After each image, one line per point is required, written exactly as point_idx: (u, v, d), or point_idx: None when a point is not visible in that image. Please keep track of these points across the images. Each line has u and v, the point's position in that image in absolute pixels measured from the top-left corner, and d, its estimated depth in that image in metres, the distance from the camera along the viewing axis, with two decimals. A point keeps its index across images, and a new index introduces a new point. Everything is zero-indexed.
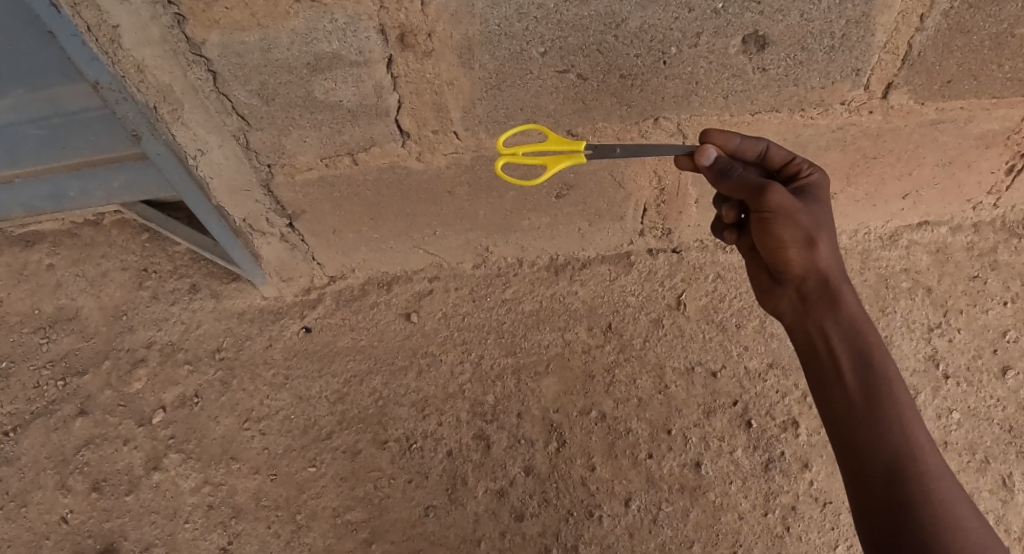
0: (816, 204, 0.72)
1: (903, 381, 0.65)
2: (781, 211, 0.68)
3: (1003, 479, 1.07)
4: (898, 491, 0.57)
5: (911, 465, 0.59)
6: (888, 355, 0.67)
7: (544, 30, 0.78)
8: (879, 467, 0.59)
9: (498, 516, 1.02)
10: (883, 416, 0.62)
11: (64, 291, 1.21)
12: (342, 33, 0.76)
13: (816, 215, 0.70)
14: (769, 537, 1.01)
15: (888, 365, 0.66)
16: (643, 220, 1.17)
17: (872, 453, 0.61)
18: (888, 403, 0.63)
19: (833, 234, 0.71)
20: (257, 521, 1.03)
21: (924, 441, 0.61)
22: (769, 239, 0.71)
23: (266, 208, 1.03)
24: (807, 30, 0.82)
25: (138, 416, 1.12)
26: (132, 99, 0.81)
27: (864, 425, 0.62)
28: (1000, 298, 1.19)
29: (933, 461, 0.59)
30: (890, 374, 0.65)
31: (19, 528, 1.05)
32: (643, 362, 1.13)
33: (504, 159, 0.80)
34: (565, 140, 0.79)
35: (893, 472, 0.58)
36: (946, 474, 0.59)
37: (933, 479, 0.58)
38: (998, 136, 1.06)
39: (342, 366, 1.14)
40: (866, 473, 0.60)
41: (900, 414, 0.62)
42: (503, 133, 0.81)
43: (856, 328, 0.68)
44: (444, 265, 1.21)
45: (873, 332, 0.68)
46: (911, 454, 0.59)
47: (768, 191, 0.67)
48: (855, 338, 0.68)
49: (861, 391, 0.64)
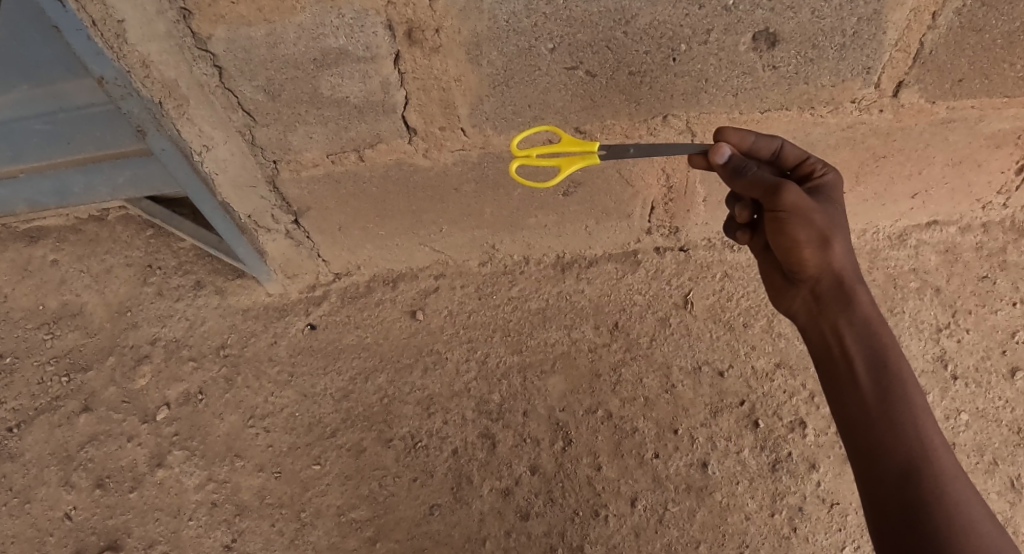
0: (831, 204, 0.72)
1: (918, 382, 0.64)
2: (796, 211, 0.67)
3: (1011, 481, 1.06)
4: (912, 492, 0.56)
5: (925, 467, 0.58)
6: (903, 355, 0.66)
7: (552, 26, 0.78)
8: (892, 468, 0.59)
9: (504, 516, 1.02)
10: (897, 416, 0.62)
11: (68, 287, 1.21)
12: (348, 28, 0.75)
13: (831, 215, 0.70)
14: (776, 537, 1.01)
15: (903, 367, 0.65)
16: (651, 218, 1.16)
17: (885, 454, 0.60)
18: (902, 404, 0.62)
19: (848, 234, 0.71)
20: (261, 519, 1.03)
21: (938, 443, 0.60)
22: (784, 239, 0.70)
23: (272, 205, 1.03)
24: (819, 27, 0.81)
25: (143, 413, 1.11)
26: (137, 94, 0.81)
27: (878, 427, 0.62)
28: (1009, 299, 1.18)
29: (948, 463, 0.59)
30: (905, 375, 0.64)
31: (23, 525, 1.05)
32: (649, 361, 1.12)
33: (518, 163, 0.78)
34: (578, 142, 0.79)
35: (906, 474, 0.58)
36: (961, 476, 0.58)
37: (947, 481, 0.57)
38: (1008, 136, 1.05)
39: (347, 363, 1.13)
40: (879, 474, 0.59)
41: (915, 415, 0.62)
42: (516, 136, 0.80)
43: (870, 328, 0.68)
44: (449, 263, 1.21)
45: (888, 333, 0.67)
46: (925, 455, 0.59)
47: (782, 190, 0.66)
48: (869, 339, 0.67)
49: (875, 393, 0.64)
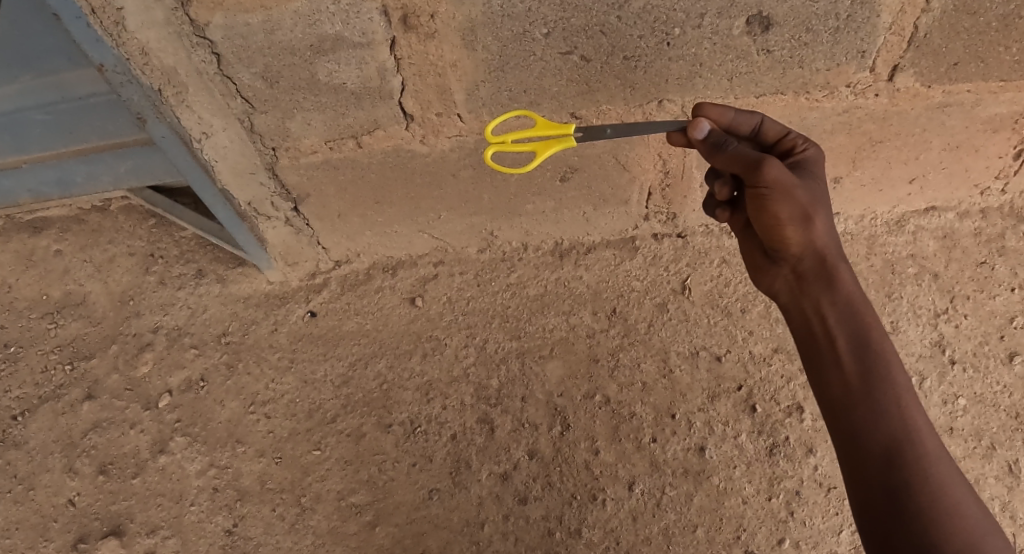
0: (814, 180, 0.72)
1: (901, 362, 0.65)
2: (778, 186, 0.66)
3: (1009, 465, 1.06)
4: (895, 477, 0.57)
5: (908, 448, 0.58)
6: (886, 334, 0.67)
7: (547, 10, 0.78)
8: (876, 451, 0.59)
9: (502, 499, 1.02)
10: (880, 397, 0.62)
11: (71, 277, 1.22)
12: (345, 14, 0.76)
13: (812, 192, 0.70)
14: (773, 521, 1.01)
15: (885, 346, 0.65)
16: (648, 204, 1.16)
17: (869, 436, 0.60)
18: (886, 385, 0.63)
19: (830, 211, 0.71)
20: (262, 504, 1.04)
21: (922, 423, 0.60)
22: (766, 217, 0.70)
23: (271, 192, 1.03)
24: (812, 11, 0.81)
25: (145, 400, 1.12)
26: (137, 81, 0.82)
27: (860, 409, 0.62)
28: (1007, 284, 1.19)
29: (931, 443, 0.59)
30: (888, 355, 0.65)
31: (27, 511, 1.06)
32: (647, 346, 1.13)
33: (495, 149, 0.77)
34: (554, 124, 0.78)
35: (890, 456, 0.58)
36: (944, 456, 0.59)
37: (930, 462, 0.57)
38: (1005, 120, 1.05)
39: (346, 349, 1.14)
40: (862, 459, 0.60)
41: (898, 396, 0.62)
42: (492, 122, 0.79)
43: (853, 308, 0.68)
44: (449, 250, 1.21)
45: (870, 311, 0.68)
46: (908, 436, 0.59)
47: (764, 165, 0.65)
48: (851, 318, 0.67)
49: (858, 373, 0.64)
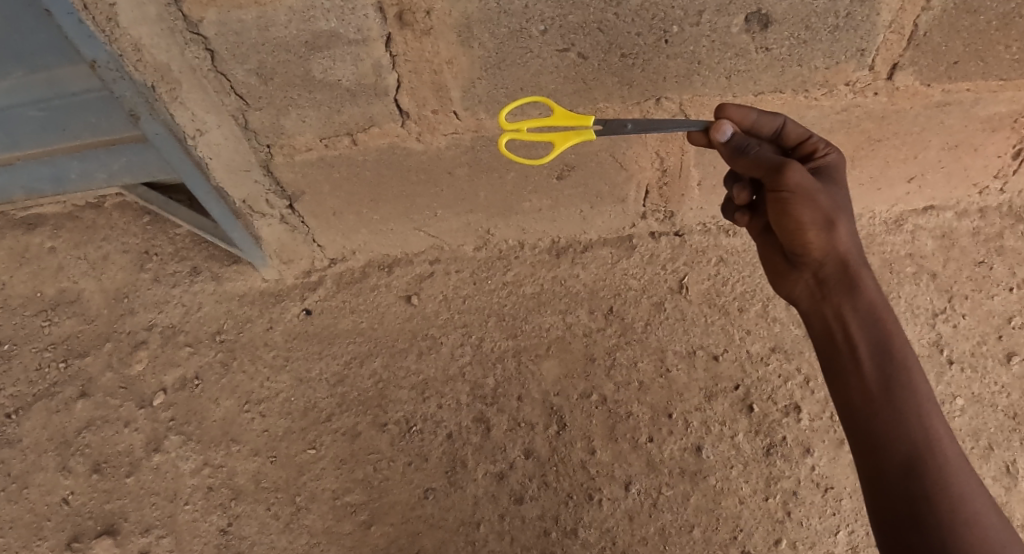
0: (837, 187, 0.71)
1: (922, 370, 0.64)
2: (800, 191, 0.65)
3: (1007, 465, 1.06)
4: (915, 486, 0.56)
5: (930, 460, 0.57)
6: (908, 343, 0.66)
7: (544, 7, 0.77)
8: (896, 461, 0.58)
9: (498, 499, 1.02)
10: (902, 407, 0.61)
11: (65, 274, 1.21)
12: (340, 10, 0.75)
13: (835, 197, 0.69)
14: (769, 521, 1.01)
15: (906, 354, 0.65)
16: (645, 202, 1.16)
17: (890, 445, 0.60)
18: (908, 394, 0.62)
19: (852, 217, 0.70)
20: (257, 503, 1.03)
21: (943, 434, 0.60)
22: (788, 221, 0.69)
23: (265, 189, 1.02)
24: (811, 8, 0.81)
25: (140, 398, 1.12)
26: (130, 77, 0.80)
27: (881, 417, 0.61)
28: (1006, 284, 1.18)
29: (952, 454, 0.58)
30: (910, 364, 0.64)
31: (21, 510, 1.05)
32: (644, 346, 1.12)
33: (508, 137, 0.78)
34: (572, 117, 0.78)
35: (911, 466, 0.57)
36: (966, 468, 0.58)
37: (950, 474, 0.57)
38: (1004, 119, 1.05)
39: (342, 348, 1.14)
40: (882, 467, 0.59)
41: (920, 406, 0.61)
42: (506, 108, 0.79)
43: (875, 314, 0.67)
44: (445, 248, 1.21)
45: (892, 319, 0.67)
46: (929, 446, 0.59)
47: (786, 170, 0.65)
48: (873, 325, 0.67)
49: (879, 381, 0.63)
